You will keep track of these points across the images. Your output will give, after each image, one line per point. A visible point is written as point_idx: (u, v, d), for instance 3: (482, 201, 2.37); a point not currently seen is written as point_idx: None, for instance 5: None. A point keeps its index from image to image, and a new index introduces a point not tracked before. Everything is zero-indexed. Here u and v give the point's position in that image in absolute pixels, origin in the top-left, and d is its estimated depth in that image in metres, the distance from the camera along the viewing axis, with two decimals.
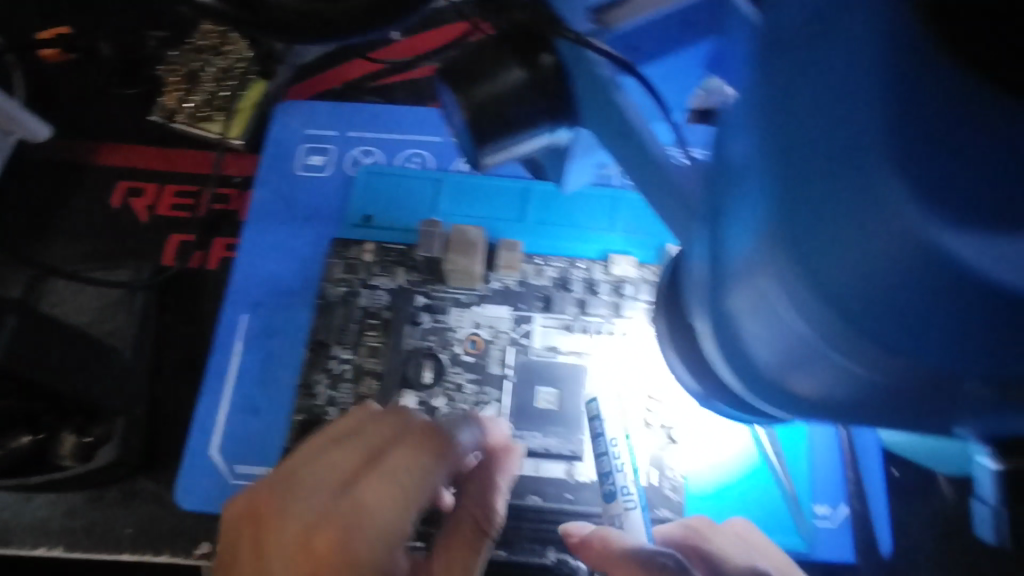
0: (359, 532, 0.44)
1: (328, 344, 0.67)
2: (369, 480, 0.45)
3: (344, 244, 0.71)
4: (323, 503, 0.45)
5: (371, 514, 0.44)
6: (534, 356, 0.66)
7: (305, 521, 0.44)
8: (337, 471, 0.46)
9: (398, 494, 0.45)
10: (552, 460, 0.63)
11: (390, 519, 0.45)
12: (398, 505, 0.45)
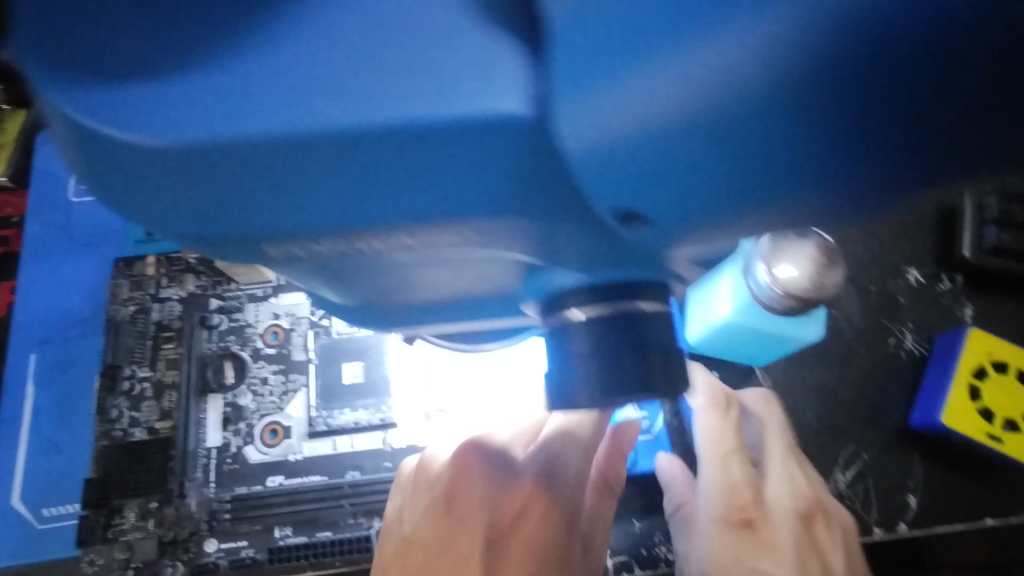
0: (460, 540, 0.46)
1: (120, 366, 0.64)
2: (492, 474, 0.48)
3: (128, 262, 0.68)
4: (453, 518, 0.47)
5: (488, 503, 0.47)
6: (336, 334, 0.66)
7: (443, 541, 0.47)
8: (497, 493, 0.48)
9: (512, 507, 0.48)
10: (366, 432, 0.62)
11: (498, 520, 0.47)
12: (510, 514, 0.47)
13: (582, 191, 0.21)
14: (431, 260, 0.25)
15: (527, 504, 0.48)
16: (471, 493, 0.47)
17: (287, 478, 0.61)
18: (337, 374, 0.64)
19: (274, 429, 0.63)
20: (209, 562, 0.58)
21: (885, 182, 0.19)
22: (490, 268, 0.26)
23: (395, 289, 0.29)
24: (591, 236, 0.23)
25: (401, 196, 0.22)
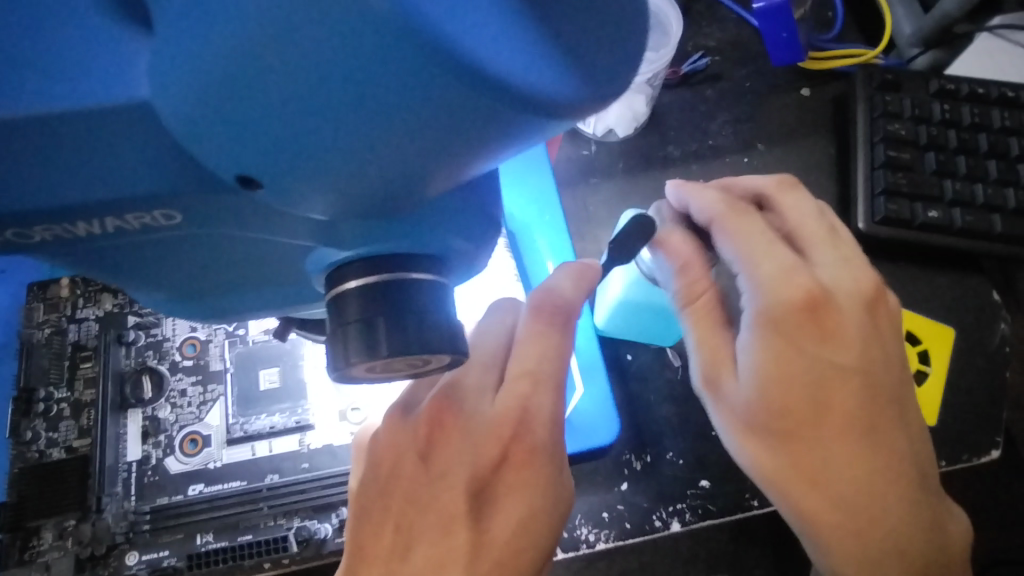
0: (449, 491, 0.50)
1: (36, 388, 0.65)
2: (468, 424, 0.51)
3: (42, 286, 0.69)
4: (438, 470, 0.50)
5: (472, 455, 0.50)
6: (251, 341, 0.67)
7: (432, 495, 0.50)
8: (475, 444, 0.50)
9: (490, 457, 0.50)
10: (283, 435, 0.64)
11: (482, 471, 0.50)
12: (492, 463, 0.50)
13: (212, 171, 0.26)
14: (154, 240, 0.30)
15: (506, 453, 0.50)
16: (450, 446, 0.51)
17: (206, 487, 0.62)
18: (253, 381, 0.66)
19: (193, 440, 0.64)
20: (130, 573, 0.59)
21: (419, 129, 0.24)
22: (214, 247, 0.31)
23: (165, 274, 0.33)
24: (262, 208, 0.28)
25: (76, 183, 0.26)
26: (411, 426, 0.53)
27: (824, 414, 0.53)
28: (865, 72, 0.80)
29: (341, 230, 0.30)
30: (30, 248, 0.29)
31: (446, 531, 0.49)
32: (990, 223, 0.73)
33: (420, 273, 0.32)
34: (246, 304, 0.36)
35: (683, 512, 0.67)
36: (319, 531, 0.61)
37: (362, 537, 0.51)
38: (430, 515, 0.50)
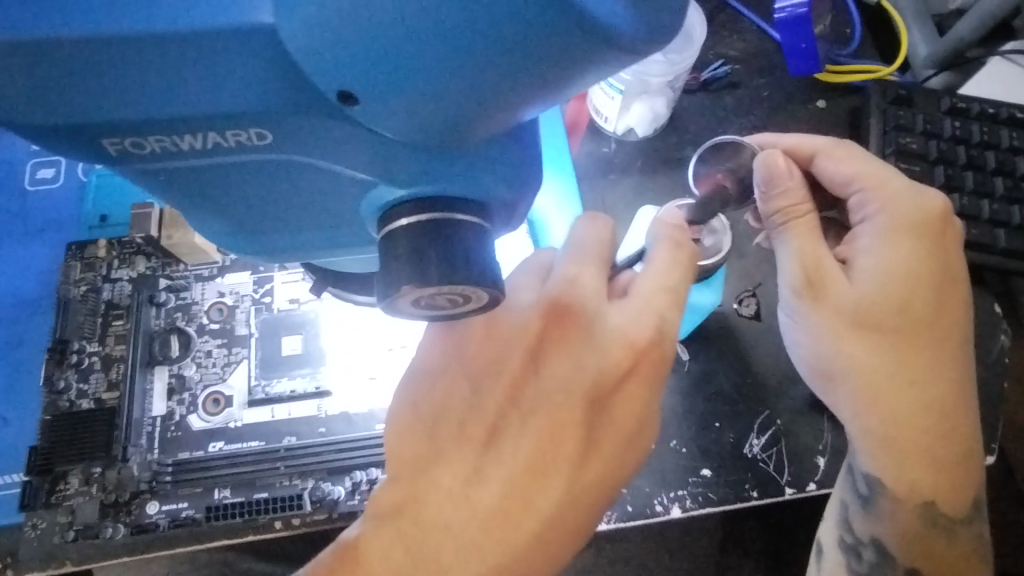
0: (571, 394, 0.50)
1: (70, 341, 0.68)
2: (597, 331, 0.51)
3: (80, 246, 0.72)
4: (563, 365, 0.50)
5: (596, 361, 0.50)
6: (276, 309, 0.70)
7: (541, 395, 0.50)
8: (600, 353, 0.50)
9: (627, 362, 0.50)
10: (302, 400, 0.66)
11: (609, 375, 0.50)
12: (623, 370, 0.50)
13: (306, 83, 0.29)
14: (236, 160, 0.33)
15: (639, 361, 0.51)
16: (571, 348, 0.50)
17: (227, 444, 0.65)
18: (276, 347, 0.68)
19: (215, 399, 0.66)
20: (150, 522, 0.61)
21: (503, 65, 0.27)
22: (288, 170, 0.33)
23: (229, 200, 0.36)
24: (344, 126, 0.31)
25: (183, 94, 0.29)
26: (521, 320, 0.51)
27: (916, 325, 0.58)
28: (879, 88, 0.83)
29: (403, 157, 0.33)
30: (127, 157, 0.32)
31: (559, 428, 0.50)
32: (995, 238, 0.76)
33: (452, 211, 0.35)
34: (295, 236, 0.39)
35: (683, 498, 0.69)
36: (332, 492, 0.63)
37: (468, 407, 0.51)
38: (540, 415, 0.50)
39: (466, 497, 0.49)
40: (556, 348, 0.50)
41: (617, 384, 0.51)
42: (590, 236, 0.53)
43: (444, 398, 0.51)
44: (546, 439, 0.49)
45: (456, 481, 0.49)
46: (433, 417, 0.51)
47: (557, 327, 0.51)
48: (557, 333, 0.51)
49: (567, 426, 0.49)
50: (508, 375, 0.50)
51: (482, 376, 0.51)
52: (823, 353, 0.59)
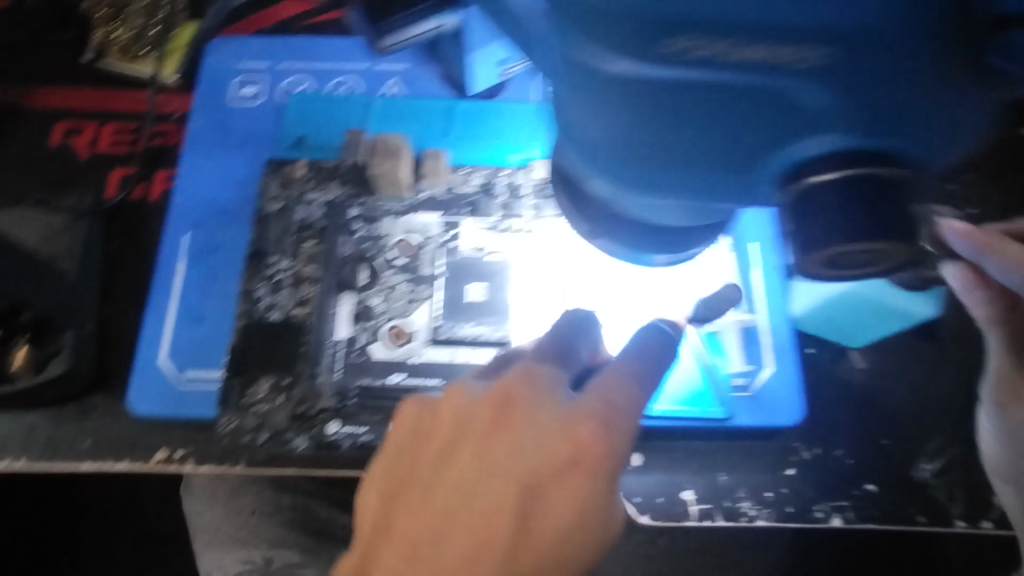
0: (537, 465, 0.48)
1: (267, 254, 0.70)
2: (543, 412, 0.50)
3: (278, 164, 0.74)
4: (531, 424, 0.49)
5: (533, 447, 0.49)
6: (465, 254, 0.70)
7: (499, 466, 0.49)
8: (544, 440, 0.49)
9: (562, 454, 0.48)
10: (483, 347, 0.67)
11: (540, 462, 0.48)
12: (558, 463, 0.48)
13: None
14: (745, 82, 0.33)
15: (580, 453, 0.48)
16: (521, 425, 0.49)
17: (406, 378, 0.66)
18: (463, 292, 0.69)
19: (397, 333, 0.67)
20: (333, 439, 0.63)
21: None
22: (773, 104, 0.34)
23: (681, 126, 0.35)
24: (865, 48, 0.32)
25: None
26: (469, 400, 0.52)
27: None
28: None
29: (897, 96, 0.34)
30: (661, 43, 0.32)
31: (439, 494, 0.50)
32: None
33: (891, 170, 0.37)
34: (694, 177, 0.38)
35: (845, 509, 0.67)
36: None
37: (430, 460, 0.51)
38: (500, 478, 0.48)
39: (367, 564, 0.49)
40: (498, 428, 0.50)
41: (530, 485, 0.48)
42: None
43: (441, 426, 0.52)
44: (481, 507, 0.48)
45: (390, 540, 0.50)
46: (433, 437, 0.52)
47: (492, 407, 0.50)
48: (486, 414, 0.50)
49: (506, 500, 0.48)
50: (499, 424, 0.50)
51: (469, 421, 0.51)
52: None
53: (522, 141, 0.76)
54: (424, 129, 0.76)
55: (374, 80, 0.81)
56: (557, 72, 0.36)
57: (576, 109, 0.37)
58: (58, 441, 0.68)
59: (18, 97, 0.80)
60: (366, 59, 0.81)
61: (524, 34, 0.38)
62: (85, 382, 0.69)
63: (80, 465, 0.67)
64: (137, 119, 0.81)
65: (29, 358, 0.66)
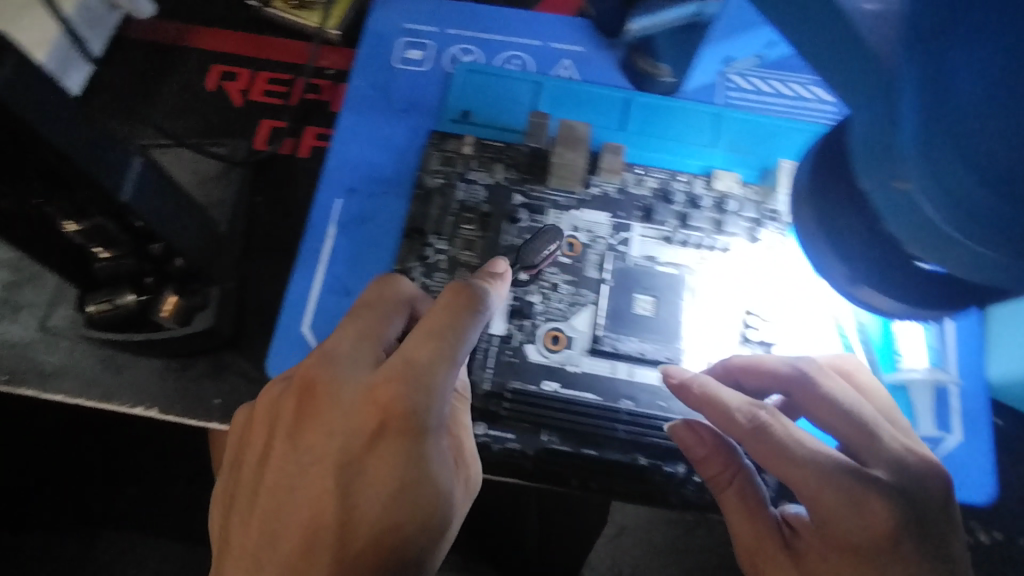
0: (336, 439, 0.42)
1: (426, 233, 0.65)
2: (343, 392, 0.43)
3: (442, 137, 0.69)
4: (336, 411, 0.42)
5: (343, 429, 0.42)
6: (634, 262, 0.66)
7: (317, 451, 0.42)
8: (348, 417, 0.42)
9: (366, 423, 0.42)
10: (646, 365, 0.62)
11: (354, 437, 0.42)
12: (364, 434, 0.42)
13: None
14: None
15: (388, 419, 0.42)
16: (329, 404, 0.43)
17: (562, 387, 0.61)
18: (630, 302, 0.64)
19: (556, 336, 0.63)
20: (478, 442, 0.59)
21: None
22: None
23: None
24: None
25: None
26: (279, 391, 0.45)
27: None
28: None
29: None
30: None
31: (293, 482, 0.42)
32: None
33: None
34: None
35: None
36: (670, 472, 0.60)
37: (251, 459, 0.44)
38: (315, 463, 0.42)
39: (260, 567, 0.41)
40: (307, 412, 0.43)
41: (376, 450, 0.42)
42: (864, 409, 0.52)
43: (257, 424, 0.45)
44: (304, 493, 0.41)
45: (232, 553, 0.42)
46: (253, 438, 0.45)
47: (297, 392, 0.44)
48: (300, 397, 0.44)
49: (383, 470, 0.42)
50: (306, 409, 0.43)
51: (278, 412, 0.44)
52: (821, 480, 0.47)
53: (701, 146, 0.71)
54: (596, 119, 0.71)
55: (547, 59, 0.76)
56: (898, 84, 0.29)
57: (937, 115, 0.27)
58: (191, 395, 0.66)
59: (178, 36, 0.78)
60: (540, 38, 0.77)
61: None
62: (224, 339, 0.66)
63: (210, 423, 0.66)
64: (294, 71, 0.78)
65: (175, 307, 0.63)
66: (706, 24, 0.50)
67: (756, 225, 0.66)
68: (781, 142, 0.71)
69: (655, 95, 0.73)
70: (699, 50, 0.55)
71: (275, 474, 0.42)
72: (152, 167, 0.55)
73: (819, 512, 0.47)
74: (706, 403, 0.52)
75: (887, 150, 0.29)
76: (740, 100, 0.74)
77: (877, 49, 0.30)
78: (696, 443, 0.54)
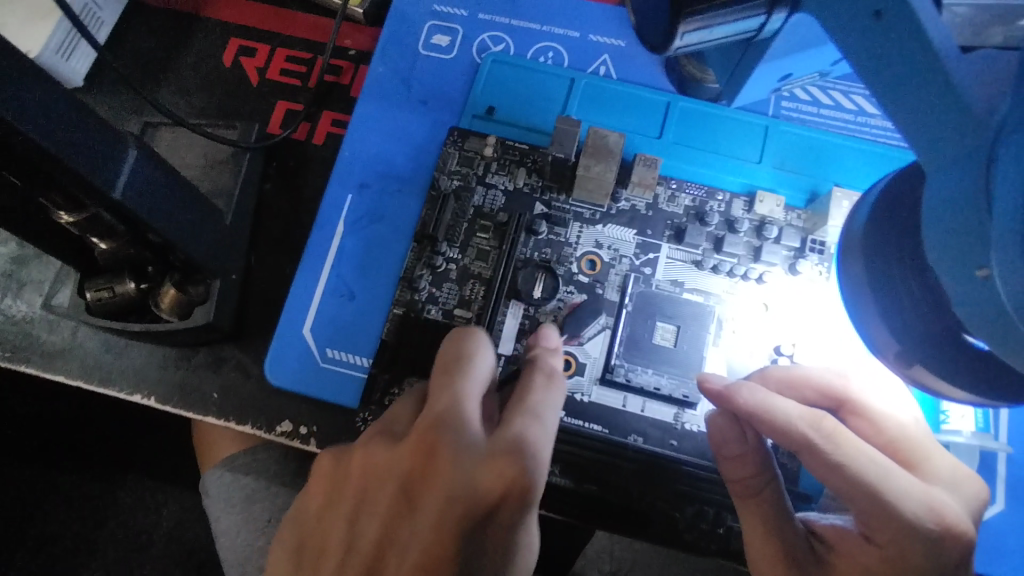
0: (451, 506, 0.40)
1: (438, 239, 0.61)
2: (462, 457, 0.41)
3: (463, 135, 0.65)
4: (452, 481, 0.40)
5: (463, 490, 0.40)
6: (658, 285, 0.60)
7: (422, 523, 0.40)
8: (470, 481, 0.40)
9: (486, 494, 0.40)
10: (661, 401, 0.57)
11: (476, 506, 0.40)
12: (484, 505, 0.40)
13: None
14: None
15: (508, 492, 0.40)
16: (446, 469, 0.41)
17: (567, 416, 0.57)
18: (649, 329, 0.59)
19: (566, 361, 0.58)
20: None
21: None
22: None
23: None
24: None
25: None
26: (391, 452, 0.43)
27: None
28: None
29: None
30: None
31: (401, 549, 0.40)
32: None
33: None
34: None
35: None
36: (677, 515, 0.56)
37: (349, 508, 0.43)
38: (428, 532, 0.40)
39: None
40: (423, 475, 0.42)
41: (485, 522, 0.40)
42: (890, 428, 0.46)
43: (353, 481, 0.44)
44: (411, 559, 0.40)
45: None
46: (349, 485, 0.44)
47: (413, 454, 0.42)
48: (417, 458, 0.42)
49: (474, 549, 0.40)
50: (422, 475, 0.42)
51: (390, 474, 0.42)
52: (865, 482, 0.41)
53: (745, 162, 0.64)
54: (630, 123, 0.65)
55: (584, 53, 0.70)
56: (996, 163, 0.28)
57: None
58: (186, 387, 0.65)
59: (194, 6, 0.74)
60: (578, 28, 0.70)
61: (968, 109, 0.30)
62: (221, 333, 0.64)
63: (207, 418, 0.64)
64: (314, 49, 0.74)
65: (172, 300, 0.61)
66: (767, 40, 0.46)
67: (798, 255, 0.60)
68: (835, 162, 0.64)
69: (699, 101, 0.66)
70: (753, 66, 0.50)
71: (377, 536, 0.41)
72: (150, 159, 0.52)
73: (882, 531, 0.41)
74: (757, 411, 0.44)
75: (981, 236, 0.29)
76: (792, 111, 0.67)
77: (980, 112, 0.30)
78: (730, 440, 0.46)
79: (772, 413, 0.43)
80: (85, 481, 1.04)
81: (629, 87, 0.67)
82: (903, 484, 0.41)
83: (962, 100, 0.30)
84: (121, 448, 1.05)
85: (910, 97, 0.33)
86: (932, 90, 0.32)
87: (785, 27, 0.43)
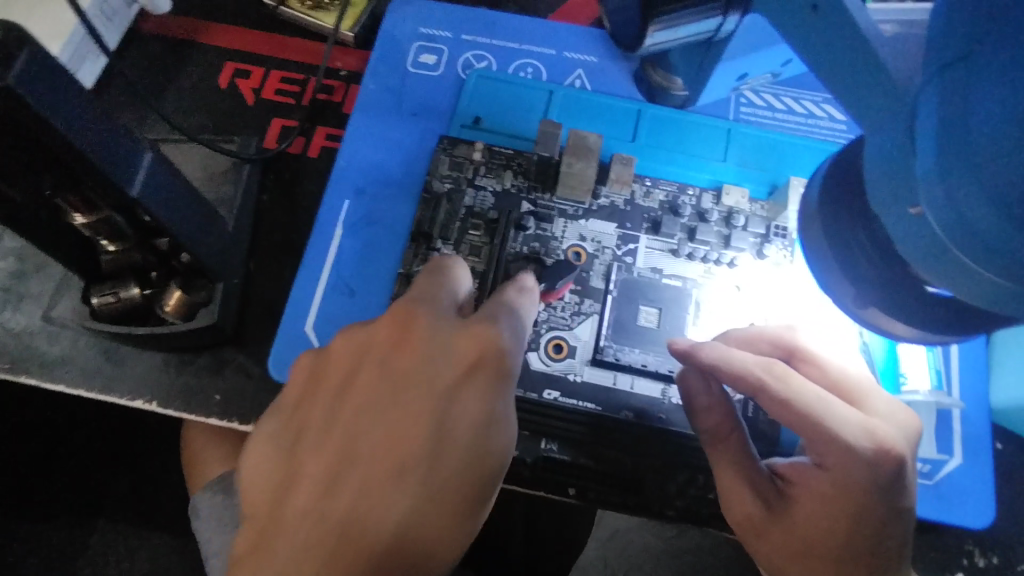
0: (429, 380, 0.43)
1: (433, 236, 0.66)
2: (439, 324, 0.45)
3: (452, 143, 0.70)
4: (427, 353, 0.44)
5: (438, 358, 0.44)
6: (638, 272, 0.65)
7: (401, 390, 0.43)
8: (444, 350, 0.44)
9: (462, 359, 0.43)
10: (649, 377, 0.61)
11: (448, 371, 0.43)
12: (459, 367, 0.43)
13: None
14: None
15: (480, 355, 0.43)
16: (421, 345, 0.44)
17: (562, 396, 0.61)
18: (632, 313, 0.64)
19: (558, 345, 0.62)
20: None
21: None
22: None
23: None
24: None
25: None
26: (370, 331, 0.45)
27: (853, 547, 0.47)
28: None
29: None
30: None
31: (376, 420, 0.42)
32: None
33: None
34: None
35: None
36: (664, 482, 0.59)
37: (328, 396, 0.44)
38: (406, 397, 0.42)
39: (327, 490, 0.40)
40: (401, 348, 0.44)
41: (460, 386, 0.43)
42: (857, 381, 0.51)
43: (336, 370, 0.45)
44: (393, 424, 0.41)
45: (301, 485, 0.40)
46: (330, 376, 0.45)
47: (389, 329, 0.45)
48: (396, 333, 0.45)
49: (443, 410, 0.42)
50: (401, 348, 0.44)
51: (368, 353, 0.45)
52: (811, 415, 0.46)
53: (712, 160, 0.71)
54: (606, 128, 0.71)
55: (559, 69, 0.76)
56: (916, 119, 0.34)
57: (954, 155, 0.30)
58: (189, 389, 0.66)
59: (192, 32, 0.79)
60: (552, 46, 0.77)
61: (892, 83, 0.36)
62: (225, 335, 0.66)
63: (210, 420, 0.65)
64: (307, 70, 0.79)
65: (178, 302, 0.63)
66: (724, 41, 0.52)
67: (763, 241, 0.66)
68: (791, 158, 0.71)
69: (667, 108, 0.73)
70: (713, 67, 0.56)
71: (352, 408, 0.42)
72: (163, 162, 0.56)
73: (829, 456, 0.46)
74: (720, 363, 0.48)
75: (908, 179, 0.34)
76: (751, 116, 0.74)
77: (903, 83, 0.36)
78: (699, 393, 0.51)
79: (730, 358, 0.48)
80: (66, 512, 1.01)
81: (604, 97, 0.73)
82: (846, 415, 0.46)
83: (888, 75, 0.37)
84: (105, 477, 1.02)
85: (847, 79, 0.40)
86: (864, 69, 0.38)
87: (741, 27, 0.50)
